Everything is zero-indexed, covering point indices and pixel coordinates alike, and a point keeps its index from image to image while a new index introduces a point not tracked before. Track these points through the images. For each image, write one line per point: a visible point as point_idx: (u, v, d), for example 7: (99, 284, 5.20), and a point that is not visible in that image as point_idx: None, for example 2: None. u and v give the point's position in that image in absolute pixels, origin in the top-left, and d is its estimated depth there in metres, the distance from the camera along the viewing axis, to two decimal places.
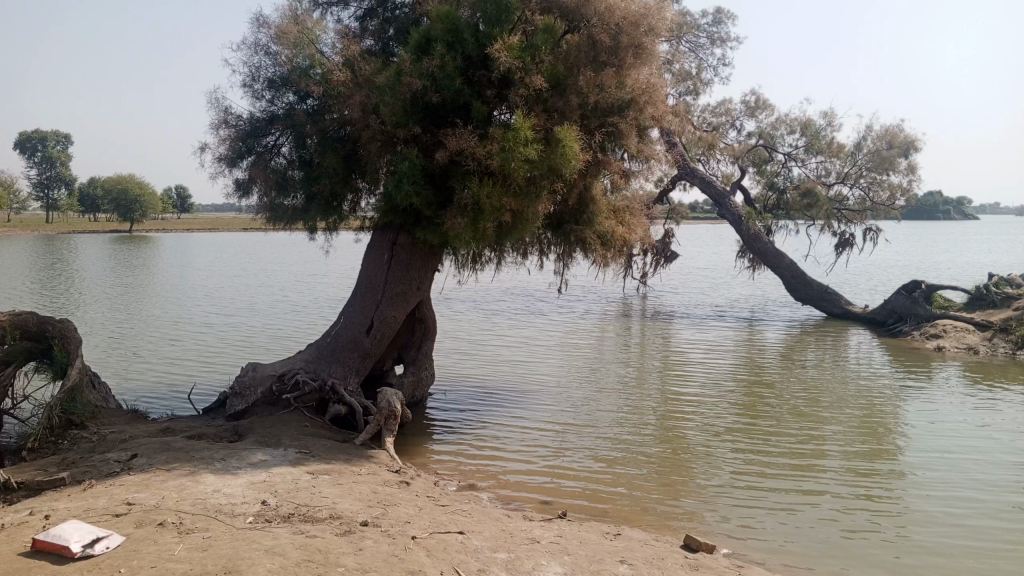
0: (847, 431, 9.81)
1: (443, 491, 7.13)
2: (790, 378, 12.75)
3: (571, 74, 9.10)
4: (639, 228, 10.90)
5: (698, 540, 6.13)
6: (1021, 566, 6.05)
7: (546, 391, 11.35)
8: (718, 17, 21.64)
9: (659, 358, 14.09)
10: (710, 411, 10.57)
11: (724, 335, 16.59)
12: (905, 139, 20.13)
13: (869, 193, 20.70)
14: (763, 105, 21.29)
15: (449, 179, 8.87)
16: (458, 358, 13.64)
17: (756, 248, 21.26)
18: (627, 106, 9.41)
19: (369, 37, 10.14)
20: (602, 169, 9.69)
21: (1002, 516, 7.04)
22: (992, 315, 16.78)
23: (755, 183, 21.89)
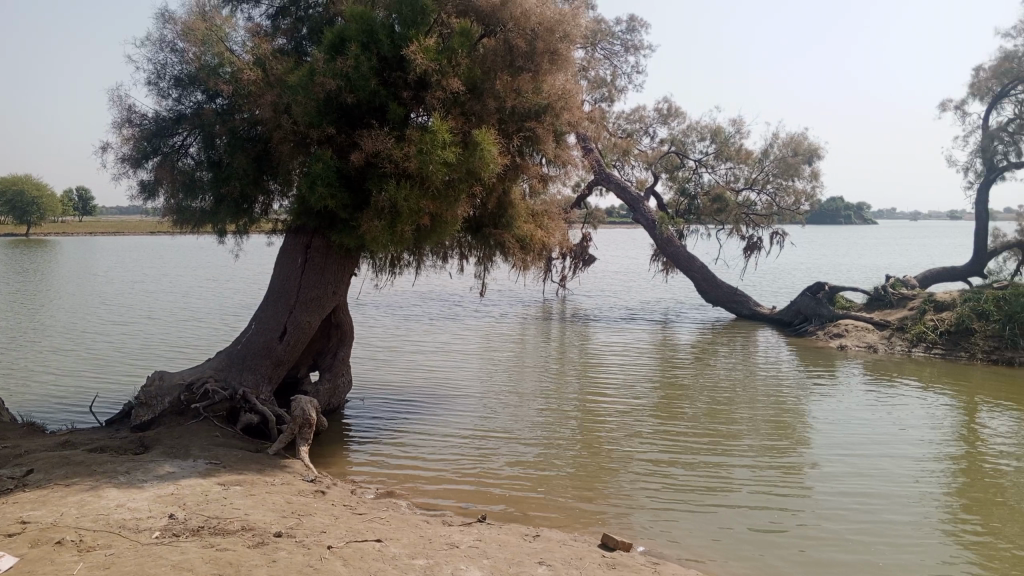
0: (757, 429, 10.13)
1: (360, 499, 7.01)
2: (703, 379, 13.09)
3: (488, 78, 9.11)
4: (557, 231, 11.00)
5: (616, 539, 6.22)
6: (917, 555, 6.37)
7: (465, 396, 11.33)
8: (631, 25, 22.10)
9: (576, 360, 14.25)
10: (627, 413, 10.75)
11: (640, 337, 16.92)
12: (809, 147, 21.01)
13: (775, 198, 21.50)
14: (675, 113, 21.84)
15: (365, 181, 8.74)
16: (375, 363, 13.46)
17: (669, 251, 21.77)
18: (544, 111, 9.46)
19: (281, 37, 9.91)
20: (520, 173, 9.73)
21: (899, 509, 7.40)
22: (890, 314, 17.66)
23: (668, 189, 22.43)
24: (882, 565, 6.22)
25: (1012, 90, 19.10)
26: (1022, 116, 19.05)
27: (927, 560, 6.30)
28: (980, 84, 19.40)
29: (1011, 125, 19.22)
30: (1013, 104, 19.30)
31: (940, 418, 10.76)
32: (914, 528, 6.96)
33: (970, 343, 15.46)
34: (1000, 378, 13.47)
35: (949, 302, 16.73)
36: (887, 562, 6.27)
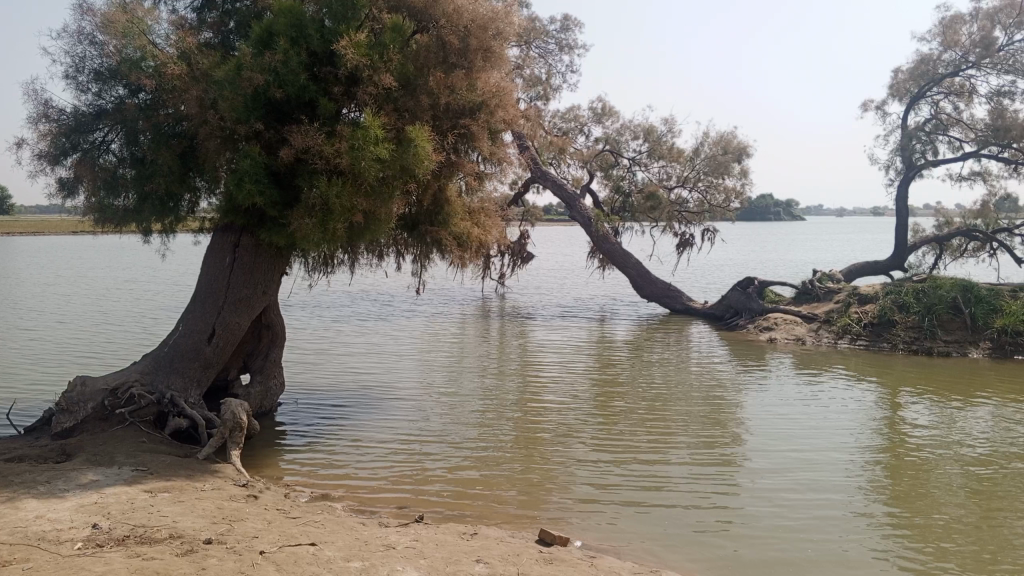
0: (691, 422, 10.32)
1: (294, 503, 6.87)
2: (638, 374, 13.26)
3: (421, 74, 9.04)
4: (494, 229, 10.95)
5: (553, 534, 6.25)
6: (842, 542, 6.57)
7: (402, 397, 11.22)
8: (564, 25, 22.23)
9: (514, 358, 14.27)
10: (564, 409, 10.81)
11: (577, 334, 17.04)
12: (738, 145, 21.50)
13: (706, 196, 21.94)
14: (609, 112, 22.08)
15: (296, 178, 8.57)
16: (310, 365, 13.23)
17: (605, 248, 21.98)
18: (478, 108, 9.45)
19: (207, 30, 9.61)
20: (456, 170, 9.67)
21: (826, 496, 7.63)
22: (817, 308, 18.18)
23: (603, 187, 22.66)
24: (810, 552, 6.40)
25: (928, 91, 19.88)
26: (938, 116, 19.85)
27: (852, 546, 6.51)
28: (899, 85, 20.13)
29: (928, 125, 20.01)
30: (929, 104, 20.09)
31: (865, 408, 11.14)
32: (840, 515, 7.19)
33: (891, 335, 16.05)
34: (919, 367, 14.01)
35: (872, 295, 17.34)
36: (815, 549, 6.45)
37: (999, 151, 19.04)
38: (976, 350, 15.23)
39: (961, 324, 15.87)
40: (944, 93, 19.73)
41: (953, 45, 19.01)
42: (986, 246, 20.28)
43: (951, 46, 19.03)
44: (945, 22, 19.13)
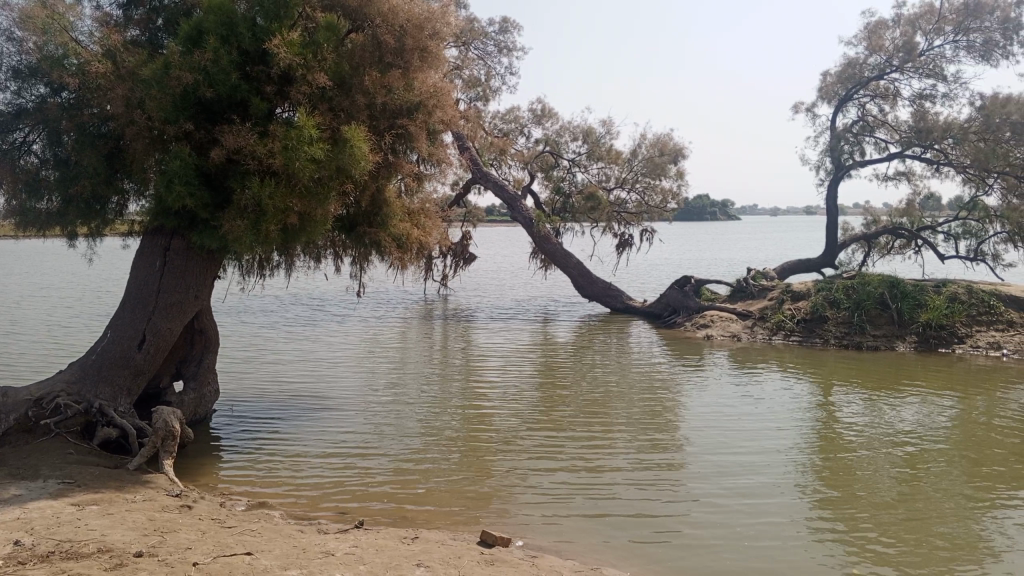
0: (632, 420, 10.42)
1: (230, 512, 6.70)
2: (580, 373, 13.33)
3: (356, 73, 8.93)
4: (434, 230, 10.86)
5: (494, 535, 6.23)
6: (777, 534, 6.71)
7: (343, 401, 11.06)
8: (503, 26, 22.28)
9: (455, 360, 14.20)
10: (507, 410, 10.80)
11: (519, 335, 17.07)
12: (674, 147, 21.85)
13: (644, 197, 22.24)
14: (548, 113, 22.20)
15: (227, 179, 8.37)
16: (247, 370, 12.95)
17: (546, 248, 22.05)
18: (416, 108, 9.39)
19: (133, 27, 9.30)
20: (395, 171, 9.59)
21: (762, 489, 7.79)
22: (752, 305, 18.59)
23: (543, 188, 22.75)
24: (746, 544, 6.51)
25: (855, 94, 20.52)
26: (864, 118, 20.51)
27: (788, 537, 6.66)
28: (827, 88, 20.74)
29: (855, 126, 20.66)
30: (857, 106, 20.75)
31: (799, 402, 11.41)
32: (776, 507, 7.35)
33: (823, 330, 16.50)
34: (850, 362, 14.42)
35: (804, 292, 17.81)
36: (751, 541, 6.57)
37: (922, 152, 19.77)
38: (902, 344, 15.77)
39: (889, 319, 16.40)
40: (870, 96, 20.40)
41: (878, 49, 19.67)
42: (912, 244, 21.01)
43: (876, 50, 19.69)
44: (870, 28, 19.80)
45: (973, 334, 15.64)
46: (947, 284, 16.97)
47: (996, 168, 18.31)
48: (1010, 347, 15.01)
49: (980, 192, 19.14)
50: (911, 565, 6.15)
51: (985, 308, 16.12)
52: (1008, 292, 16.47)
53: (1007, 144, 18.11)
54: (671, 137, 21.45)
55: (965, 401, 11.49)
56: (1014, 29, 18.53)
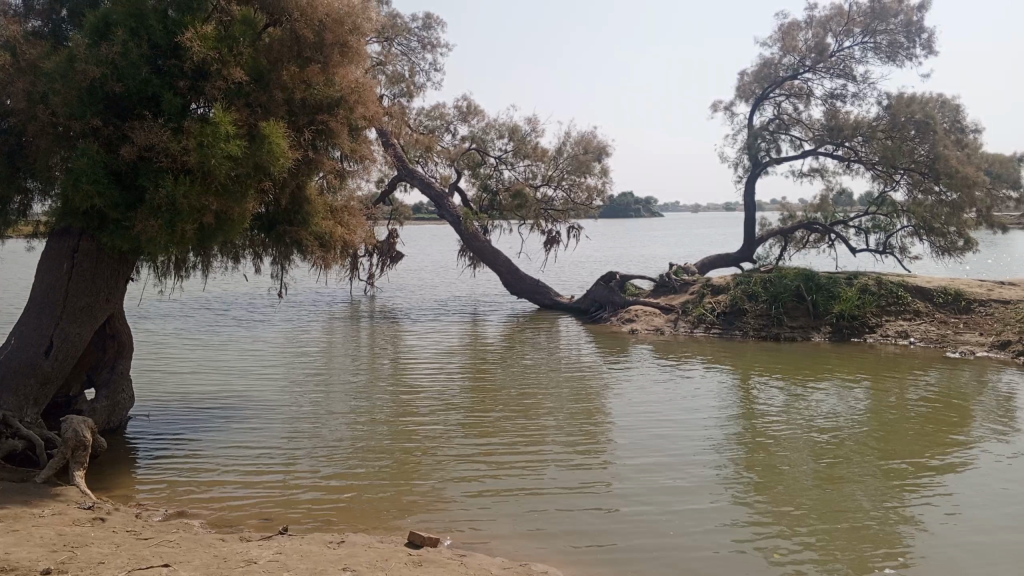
0: (560, 416, 10.48)
1: (147, 523, 6.45)
2: (508, 370, 13.34)
3: (274, 68, 8.75)
4: (359, 228, 10.69)
5: (421, 536, 6.17)
6: (703, 523, 6.85)
7: (267, 405, 10.78)
8: (427, 22, 22.11)
9: (381, 360, 14.01)
10: (436, 410, 10.72)
11: (447, 334, 16.98)
12: (598, 145, 22.11)
13: (570, 194, 22.42)
14: (474, 110, 22.16)
15: (139, 177, 8.04)
16: (165, 375, 12.50)
17: (474, 247, 21.96)
18: (336, 104, 9.24)
19: (35, 17, 8.85)
20: (316, 168, 9.39)
21: (689, 480, 7.94)
22: (675, 299, 18.95)
23: (470, 185, 22.72)
24: (672, 534, 6.63)
25: (771, 93, 21.14)
26: (780, 117, 21.16)
27: (712, 526, 6.81)
28: (744, 87, 21.30)
29: (772, 124, 21.29)
30: (773, 105, 21.37)
31: (723, 393, 11.68)
32: (700, 496, 7.51)
33: (742, 322, 16.97)
34: (769, 353, 14.84)
35: (724, 286, 18.28)
36: (677, 531, 6.70)
37: (834, 150, 20.52)
38: (817, 334, 16.34)
39: (805, 310, 16.95)
40: (785, 95, 21.05)
41: (792, 50, 20.32)
42: (825, 238, 21.76)
43: (790, 51, 20.33)
44: (784, 29, 20.42)
45: (882, 323, 16.29)
46: (858, 276, 17.62)
47: (902, 165, 19.13)
48: (916, 335, 15.69)
49: (888, 188, 19.97)
50: (829, 551, 6.35)
51: (894, 298, 16.80)
52: (914, 283, 17.16)
53: (911, 142, 18.94)
54: (594, 135, 21.69)
55: (876, 388, 11.95)
56: (917, 32, 19.39)
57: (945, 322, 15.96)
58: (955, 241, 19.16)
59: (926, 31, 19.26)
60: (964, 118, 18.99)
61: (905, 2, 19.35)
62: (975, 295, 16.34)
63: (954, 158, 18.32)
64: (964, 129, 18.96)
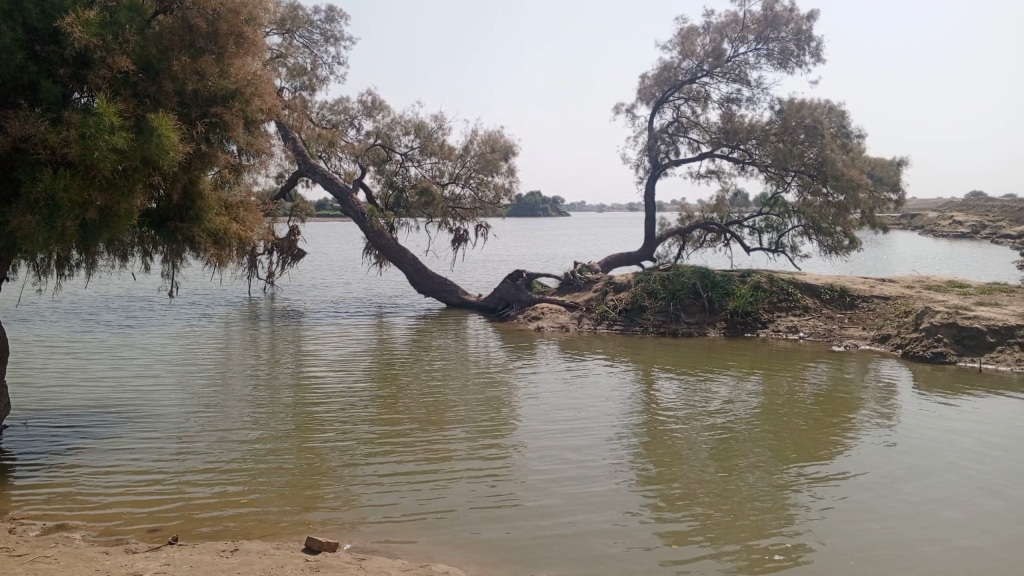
0: (466, 415, 10.46)
1: (21, 539, 6.06)
2: (414, 370, 13.19)
3: (165, 58, 8.48)
4: (255, 224, 10.41)
5: (319, 541, 6.02)
6: (604, 518, 6.95)
7: (158, 411, 10.31)
8: (330, 15, 21.66)
9: (282, 362, 13.62)
10: (339, 411, 10.53)
11: (351, 334, 16.68)
12: (505, 144, 22.14)
13: (477, 193, 22.36)
14: (379, 106, 21.86)
15: (14, 170, 7.56)
16: (46, 381, 11.79)
17: (378, 244, 21.62)
18: (231, 97, 8.94)
19: None
20: (210, 162, 9.04)
21: (590, 476, 8.06)
22: (579, 297, 19.22)
23: (375, 182, 22.42)
24: (574, 529, 6.70)
25: (670, 96, 21.74)
26: (679, 119, 21.76)
27: (612, 519, 6.93)
28: (645, 90, 21.81)
29: (671, 127, 21.86)
30: (672, 108, 21.99)
31: (625, 389, 11.92)
32: (604, 492, 7.61)
33: (642, 319, 17.38)
34: (668, 348, 15.24)
35: (626, 283, 18.66)
36: (579, 526, 6.77)
37: (730, 152, 21.28)
38: (713, 330, 16.90)
39: (702, 307, 17.48)
40: (684, 98, 21.70)
41: (690, 54, 20.93)
42: (721, 237, 22.52)
43: (689, 55, 20.95)
44: (682, 34, 21.01)
45: (774, 319, 16.96)
46: (751, 273, 18.29)
47: (792, 167, 19.99)
48: (805, 330, 16.41)
49: (780, 190, 20.80)
50: (724, 540, 6.55)
51: (785, 295, 17.52)
52: (803, 280, 17.94)
53: (801, 145, 19.80)
54: (501, 134, 21.72)
55: (769, 381, 12.42)
56: (806, 40, 20.26)
57: (831, 317, 16.76)
58: (841, 241, 20.08)
59: (814, 40, 20.16)
60: (849, 124, 20.01)
61: (795, 12, 20.17)
62: (859, 292, 17.21)
63: (840, 162, 19.25)
64: (848, 134, 19.98)
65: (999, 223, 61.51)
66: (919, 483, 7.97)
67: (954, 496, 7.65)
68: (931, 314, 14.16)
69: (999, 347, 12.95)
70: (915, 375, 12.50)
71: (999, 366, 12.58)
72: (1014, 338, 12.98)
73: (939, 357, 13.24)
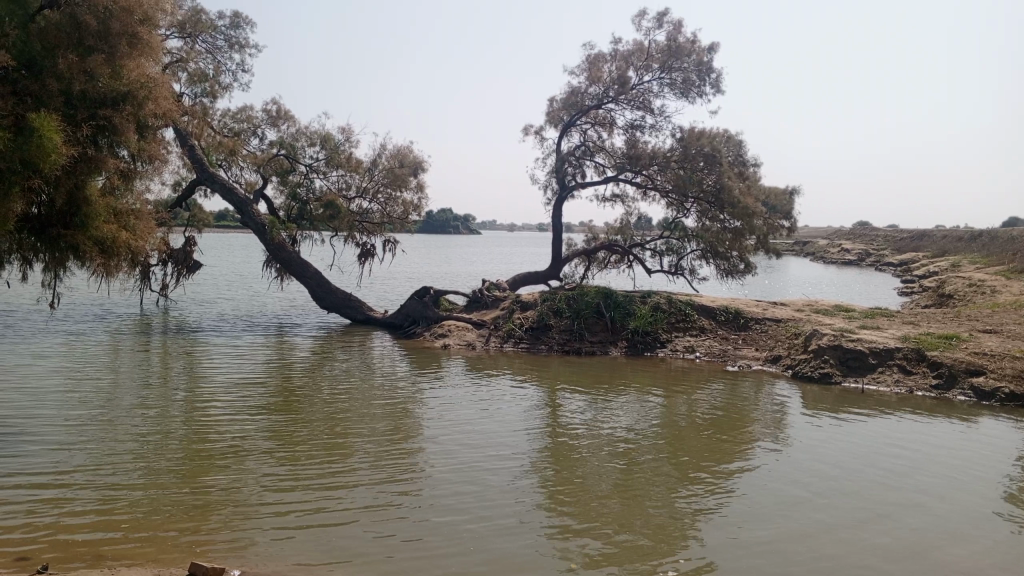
0: (370, 436, 10.27)
1: None
2: (315, 389, 12.88)
3: (50, 55, 8.87)
4: (146, 233, 10.43)
5: (205, 566, 5.77)
6: (507, 539, 6.91)
7: (37, 430, 9.70)
8: (234, 21, 21.10)
9: (173, 378, 13.06)
10: (235, 430, 10.25)
11: (250, 350, 16.14)
12: (414, 160, 22.08)
13: (385, 208, 22.07)
14: (284, 116, 21.40)
15: None
16: None
17: (281, 258, 21.06)
18: (122, 99, 9.35)
19: None
20: (98, 167, 9.16)
21: (493, 497, 8.02)
22: (486, 314, 19.24)
23: (278, 194, 21.86)
24: (475, 551, 6.63)
25: (577, 121, 22.15)
26: (586, 143, 22.17)
27: (514, 541, 6.89)
28: (553, 113, 22.11)
29: (578, 150, 22.26)
30: (579, 132, 22.40)
31: (527, 408, 11.95)
32: (506, 513, 7.57)
33: (547, 338, 17.52)
34: (572, 367, 15.39)
35: (532, 302, 18.81)
36: (479, 548, 6.70)
37: (633, 178, 21.82)
38: (614, 349, 17.22)
39: (604, 327, 17.80)
40: (590, 123, 22.14)
41: (597, 80, 21.39)
42: (625, 259, 23.05)
43: (595, 81, 21.40)
44: (590, 59, 21.49)
45: (672, 339, 17.39)
46: (652, 294, 18.73)
47: (692, 194, 20.66)
48: (701, 350, 16.86)
49: (680, 215, 21.42)
50: (623, 558, 6.61)
51: (682, 315, 18.01)
52: (700, 302, 18.50)
53: (700, 172, 20.52)
54: (410, 149, 21.67)
55: (669, 400, 12.71)
56: (706, 72, 21.01)
57: (726, 338, 17.32)
58: (737, 265, 20.81)
59: (714, 72, 20.91)
60: (746, 153, 20.85)
61: (696, 44, 20.93)
62: (752, 314, 17.87)
63: (736, 190, 20.00)
64: (745, 163, 20.83)
65: (884, 252, 65.35)
66: (808, 499, 8.27)
67: (841, 511, 7.97)
68: (819, 337, 14.82)
69: (880, 369, 13.65)
70: (804, 395, 13.04)
71: (879, 386, 13.26)
72: (893, 359, 13.73)
73: (827, 377, 13.84)
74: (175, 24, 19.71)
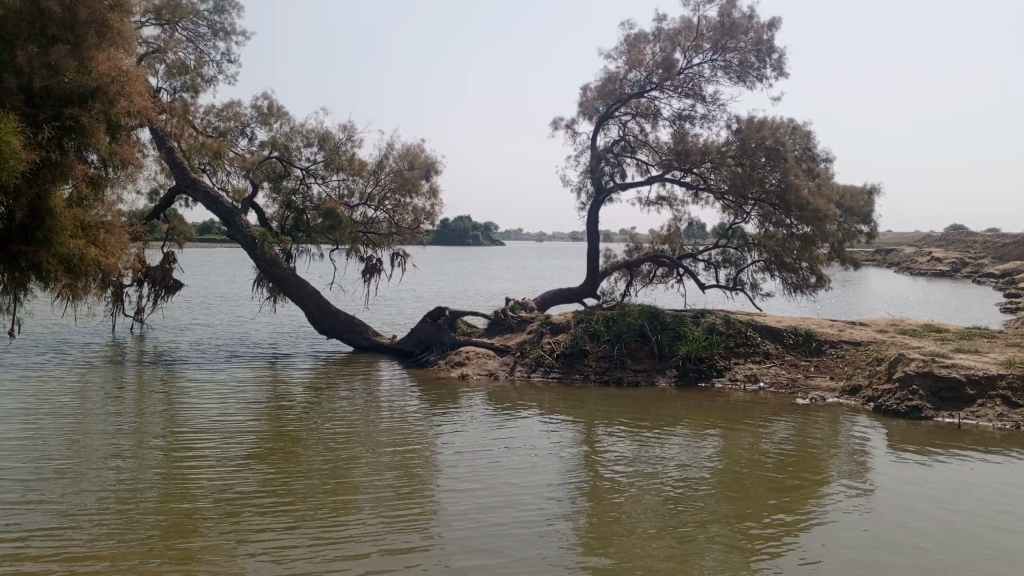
0: (376, 482, 8.76)
1: None
2: (317, 429, 11.36)
3: (10, 51, 8.22)
4: (119, 249, 9.48)
5: None
6: None
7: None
8: (218, 6, 19.77)
9: (155, 421, 11.63)
10: (220, 480, 8.74)
11: (251, 386, 14.68)
12: (425, 160, 20.58)
13: (393, 216, 20.53)
14: (276, 113, 19.99)
15: None
16: None
17: (273, 274, 19.40)
18: (89, 97, 8.53)
19: None
20: (63, 174, 8.34)
21: (519, 565, 6.45)
22: (510, 340, 17.54)
23: (268, 201, 20.49)
24: None
25: (615, 111, 20.39)
26: (626, 137, 20.45)
27: None
28: (588, 103, 20.39)
29: (616, 146, 20.53)
30: (618, 124, 20.63)
31: (561, 448, 10.33)
32: None
33: (582, 367, 15.79)
34: (609, 399, 13.68)
35: (564, 324, 17.11)
36: None
37: (682, 177, 19.99)
38: (662, 378, 15.41)
39: (649, 353, 16.04)
40: (630, 113, 20.44)
41: (637, 64, 19.68)
42: (673, 272, 21.33)
43: (636, 65, 19.68)
44: (630, 41, 19.75)
45: (731, 366, 15.51)
46: (705, 315, 16.87)
47: (751, 195, 18.78)
48: (766, 380, 14.96)
49: (738, 220, 19.68)
50: None
51: (743, 338, 16.11)
52: (763, 322, 16.59)
53: (762, 169, 18.64)
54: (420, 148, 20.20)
55: (727, 437, 10.96)
56: (767, 51, 19.10)
57: (796, 365, 15.42)
58: (808, 278, 18.94)
59: (776, 51, 18.98)
60: (815, 147, 18.85)
61: (755, 19, 19.03)
62: (826, 337, 15.97)
63: (805, 189, 17.98)
64: (814, 158, 18.84)
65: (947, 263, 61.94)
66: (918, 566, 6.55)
67: None
68: (905, 362, 12.82)
69: (980, 402, 11.75)
70: (888, 431, 11.16)
71: (980, 422, 11.34)
72: (996, 389, 11.83)
73: (916, 412, 11.92)
74: (149, 9, 18.42)
